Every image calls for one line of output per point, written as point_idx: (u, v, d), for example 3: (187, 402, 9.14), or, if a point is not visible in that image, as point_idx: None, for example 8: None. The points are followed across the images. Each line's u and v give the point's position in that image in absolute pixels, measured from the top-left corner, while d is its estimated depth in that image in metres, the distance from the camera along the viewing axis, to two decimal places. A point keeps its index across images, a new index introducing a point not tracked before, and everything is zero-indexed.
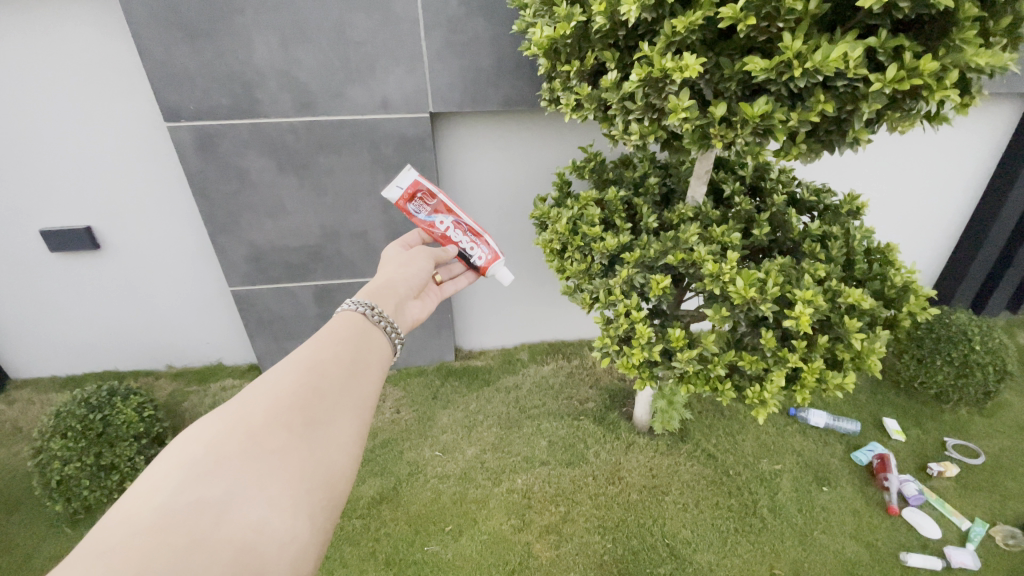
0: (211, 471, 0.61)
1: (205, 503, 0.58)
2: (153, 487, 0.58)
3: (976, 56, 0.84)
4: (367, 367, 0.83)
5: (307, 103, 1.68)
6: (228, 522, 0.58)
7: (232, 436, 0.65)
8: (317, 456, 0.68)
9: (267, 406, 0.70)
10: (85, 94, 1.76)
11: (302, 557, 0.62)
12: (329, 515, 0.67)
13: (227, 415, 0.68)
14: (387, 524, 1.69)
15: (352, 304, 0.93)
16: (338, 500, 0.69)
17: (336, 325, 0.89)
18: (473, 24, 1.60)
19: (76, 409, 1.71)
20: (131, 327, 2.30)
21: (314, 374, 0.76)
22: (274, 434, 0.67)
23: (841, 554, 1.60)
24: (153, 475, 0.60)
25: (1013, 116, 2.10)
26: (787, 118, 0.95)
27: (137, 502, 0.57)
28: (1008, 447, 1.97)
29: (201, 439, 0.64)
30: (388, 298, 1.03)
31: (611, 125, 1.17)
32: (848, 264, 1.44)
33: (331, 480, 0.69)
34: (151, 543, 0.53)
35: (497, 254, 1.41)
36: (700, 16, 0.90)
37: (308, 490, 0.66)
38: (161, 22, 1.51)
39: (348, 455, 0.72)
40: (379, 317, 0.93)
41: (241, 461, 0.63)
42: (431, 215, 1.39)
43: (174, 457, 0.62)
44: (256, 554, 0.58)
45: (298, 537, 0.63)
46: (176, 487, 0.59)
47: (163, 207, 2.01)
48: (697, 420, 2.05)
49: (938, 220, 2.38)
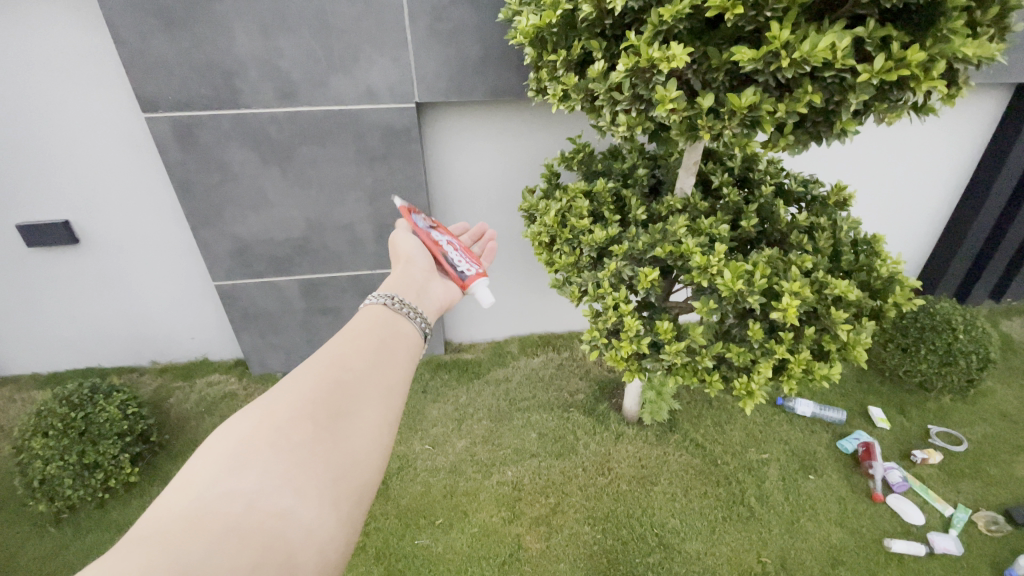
0: (245, 462, 0.66)
1: (236, 494, 0.62)
2: (194, 478, 0.63)
3: (963, 46, 0.84)
4: (391, 361, 0.87)
5: (289, 93, 1.64)
6: (260, 508, 0.62)
7: (263, 429, 0.70)
8: (342, 447, 0.72)
9: (294, 400, 0.74)
10: (58, 84, 1.70)
11: (329, 546, 0.65)
12: (356, 505, 0.70)
13: (258, 410, 0.73)
14: (377, 518, 1.69)
15: (376, 296, 1.02)
16: (364, 490, 0.72)
17: (358, 323, 0.94)
18: (459, 12, 1.56)
19: (57, 408, 1.67)
20: (112, 322, 2.25)
21: (340, 369, 0.81)
22: (300, 427, 0.71)
23: (827, 542, 1.63)
24: (194, 468, 0.65)
25: (999, 105, 2.11)
26: (774, 109, 0.94)
27: (178, 493, 0.62)
28: (990, 434, 2.01)
29: (236, 434, 0.69)
30: (410, 288, 1.13)
31: (598, 115, 1.15)
32: (834, 255, 1.44)
33: (355, 470, 0.72)
34: (190, 528, 0.58)
35: (481, 273, 1.30)
36: (687, 4, 0.89)
37: (333, 480, 0.69)
38: (136, 9, 1.46)
39: (372, 446, 0.74)
40: (402, 305, 1.01)
41: (272, 452, 0.67)
42: (430, 227, 1.33)
43: (212, 450, 0.67)
44: (284, 540, 0.62)
45: (325, 526, 0.66)
46: (212, 478, 0.63)
47: (142, 200, 1.97)
48: (685, 410, 2.06)
49: (924, 210, 2.39)
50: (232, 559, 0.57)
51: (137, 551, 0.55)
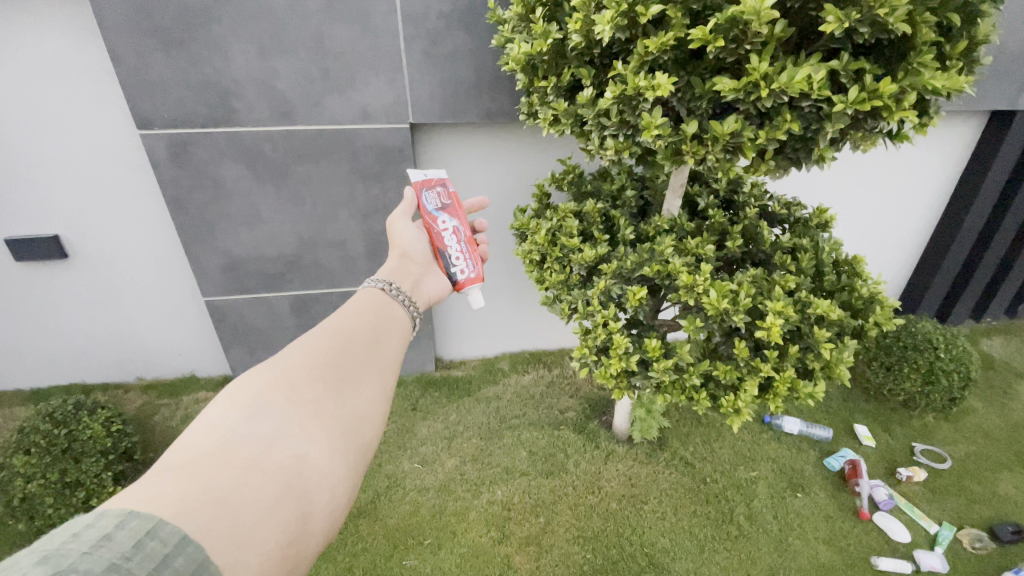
0: (260, 411, 0.70)
1: (254, 438, 0.67)
2: (212, 424, 0.67)
3: (932, 78, 0.88)
4: (389, 336, 0.93)
5: (285, 112, 1.67)
6: (277, 451, 0.66)
7: (276, 383, 0.74)
8: (350, 403, 0.77)
9: (304, 361, 0.79)
10: (54, 100, 1.71)
11: (339, 489, 0.70)
12: (361, 457, 0.75)
13: (269, 368, 0.77)
14: (364, 538, 1.67)
15: (373, 281, 1.04)
16: (369, 444, 0.77)
17: (358, 299, 0.99)
18: (453, 38, 1.61)
19: (40, 425, 1.65)
20: (98, 338, 2.23)
21: (344, 339, 0.86)
22: (312, 383, 0.76)
23: (815, 560, 1.63)
24: (210, 416, 0.69)
25: (973, 132, 2.19)
26: (754, 136, 0.98)
27: (197, 436, 0.66)
28: (973, 451, 2.04)
29: (248, 389, 0.73)
30: (407, 277, 1.17)
31: (588, 140, 1.19)
32: (816, 276, 1.48)
33: (362, 426, 0.77)
34: (214, 464, 0.62)
35: (478, 277, 1.34)
36: (671, 37, 0.93)
37: (343, 431, 0.74)
38: (135, 29, 1.48)
39: (376, 406, 0.80)
40: (397, 292, 1.03)
41: (286, 403, 0.72)
42: (438, 210, 1.31)
43: (225, 400, 0.71)
44: (302, 479, 0.66)
45: (336, 472, 0.70)
46: (230, 424, 0.68)
47: (134, 214, 1.97)
48: (674, 428, 2.08)
49: (903, 233, 2.47)
50: (255, 491, 0.61)
51: (166, 481, 0.58)
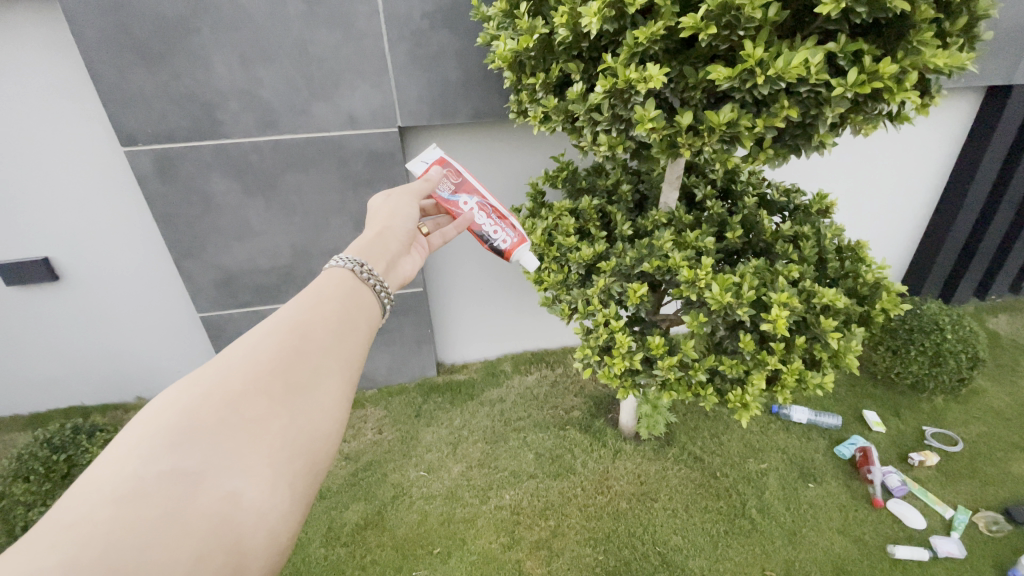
0: (189, 439, 0.62)
1: (178, 473, 0.60)
2: (128, 449, 0.60)
3: (933, 57, 0.85)
4: (356, 328, 0.85)
5: (271, 122, 1.64)
6: (206, 491, 0.60)
7: (209, 404, 0.66)
8: (299, 422, 0.71)
9: (247, 369, 0.71)
10: (35, 121, 1.68)
11: (282, 525, 0.65)
12: (310, 482, 0.70)
13: (204, 380, 0.69)
14: (373, 550, 1.64)
15: (342, 260, 0.93)
16: (319, 467, 0.72)
17: (322, 286, 0.88)
18: (438, 37, 1.58)
19: (38, 451, 1.62)
20: (93, 359, 2.21)
21: (300, 337, 0.77)
22: (254, 401, 0.69)
23: (831, 551, 1.61)
24: (127, 440, 0.61)
25: (971, 108, 2.15)
26: (752, 125, 0.95)
27: (107, 471, 0.58)
28: (984, 432, 2.01)
29: (177, 405, 0.65)
30: (381, 254, 1.01)
31: (579, 135, 1.16)
32: (820, 263, 1.45)
33: (314, 445, 0.71)
34: (122, 513, 0.55)
35: (521, 238, 1.41)
36: (661, 26, 0.90)
37: (287, 457, 0.68)
38: (113, 44, 1.45)
39: (332, 420, 0.74)
40: (369, 274, 0.93)
41: (219, 428, 0.65)
42: (455, 193, 1.35)
43: (147, 421, 0.63)
44: (233, 523, 0.60)
45: (277, 507, 0.65)
46: (148, 455, 0.60)
47: (124, 234, 1.94)
48: (681, 423, 2.06)
49: (905, 214, 2.44)
50: (173, 548, 0.55)
51: (60, 540, 0.51)
